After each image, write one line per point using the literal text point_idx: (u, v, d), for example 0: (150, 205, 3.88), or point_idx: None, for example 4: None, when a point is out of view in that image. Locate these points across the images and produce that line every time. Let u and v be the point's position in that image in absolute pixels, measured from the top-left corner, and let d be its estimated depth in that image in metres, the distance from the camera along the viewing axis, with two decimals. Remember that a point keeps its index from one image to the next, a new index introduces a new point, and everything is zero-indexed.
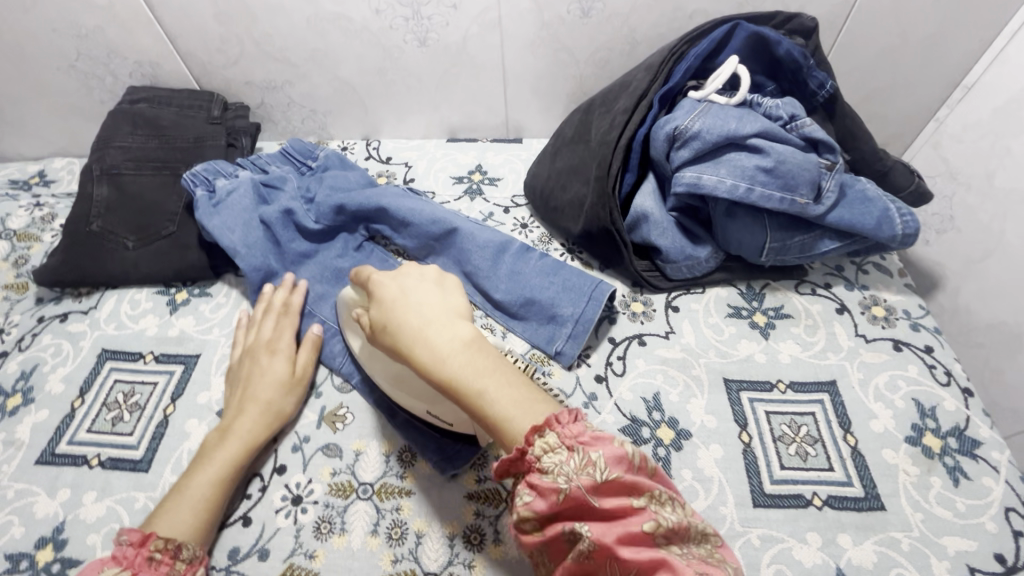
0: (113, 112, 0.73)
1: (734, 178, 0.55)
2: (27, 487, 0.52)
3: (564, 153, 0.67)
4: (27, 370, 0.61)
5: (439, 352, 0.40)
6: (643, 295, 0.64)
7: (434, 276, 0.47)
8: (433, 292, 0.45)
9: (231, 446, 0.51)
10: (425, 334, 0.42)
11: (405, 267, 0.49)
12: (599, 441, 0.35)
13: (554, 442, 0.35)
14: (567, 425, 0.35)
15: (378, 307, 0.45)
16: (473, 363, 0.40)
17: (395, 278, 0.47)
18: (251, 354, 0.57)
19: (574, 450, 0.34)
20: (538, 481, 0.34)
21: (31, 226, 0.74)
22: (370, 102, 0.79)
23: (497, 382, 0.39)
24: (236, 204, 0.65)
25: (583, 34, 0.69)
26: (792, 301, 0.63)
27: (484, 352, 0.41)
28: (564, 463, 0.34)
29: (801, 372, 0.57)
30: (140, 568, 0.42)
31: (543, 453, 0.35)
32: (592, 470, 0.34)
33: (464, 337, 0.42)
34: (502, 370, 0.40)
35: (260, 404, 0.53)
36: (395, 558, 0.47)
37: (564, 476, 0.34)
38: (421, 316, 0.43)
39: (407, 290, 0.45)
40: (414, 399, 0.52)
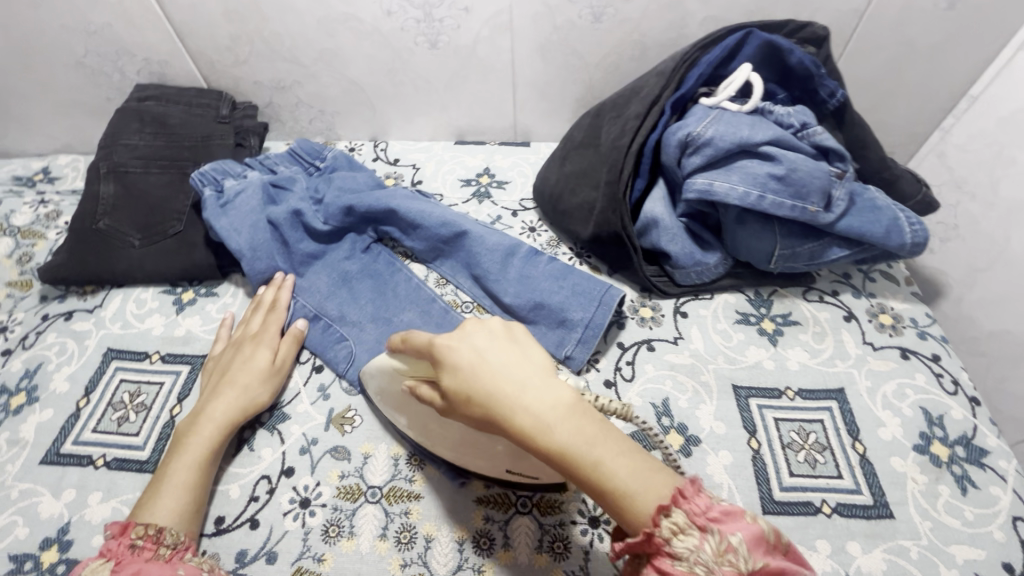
0: (121, 109, 0.73)
1: (746, 185, 0.55)
2: (31, 487, 0.52)
3: (574, 157, 0.68)
4: (32, 369, 0.60)
5: (544, 420, 0.35)
6: (652, 300, 0.64)
7: (505, 327, 0.40)
8: (513, 348, 0.39)
9: (204, 430, 0.51)
10: (524, 403, 0.36)
11: (465, 320, 0.41)
12: (732, 520, 0.32)
13: (682, 522, 0.32)
14: (694, 503, 0.33)
15: (454, 375, 0.38)
16: (584, 432, 0.35)
17: (463, 337, 0.40)
18: (237, 345, 0.58)
19: (707, 532, 0.32)
20: (673, 567, 0.32)
21: (35, 223, 0.73)
22: (378, 102, 0.78)
23: (615, 451, 0.34)
24: (245, 205, 0.65)
25: (594, 38, 0.69)
26: (800, 308, 0.63)
27: (590, 415, 0.36)
28: (699, 549, 0.31)
29: (810, 379, 0.57)
30: (123, 556, 0.42)
31: (674, 536, 0.32)
32: (732, 557, 0.31)
33: (566, 399, 0.36)
34: (612, 435, 0.35)
35: (233, 390, 0.54)
36: (403, 563, 0.47)
37: (702, 565, 0.31)
38: (513, 379, 0.37)
39: (483, 350, 0.39)
40: (491, 460, 0.46)
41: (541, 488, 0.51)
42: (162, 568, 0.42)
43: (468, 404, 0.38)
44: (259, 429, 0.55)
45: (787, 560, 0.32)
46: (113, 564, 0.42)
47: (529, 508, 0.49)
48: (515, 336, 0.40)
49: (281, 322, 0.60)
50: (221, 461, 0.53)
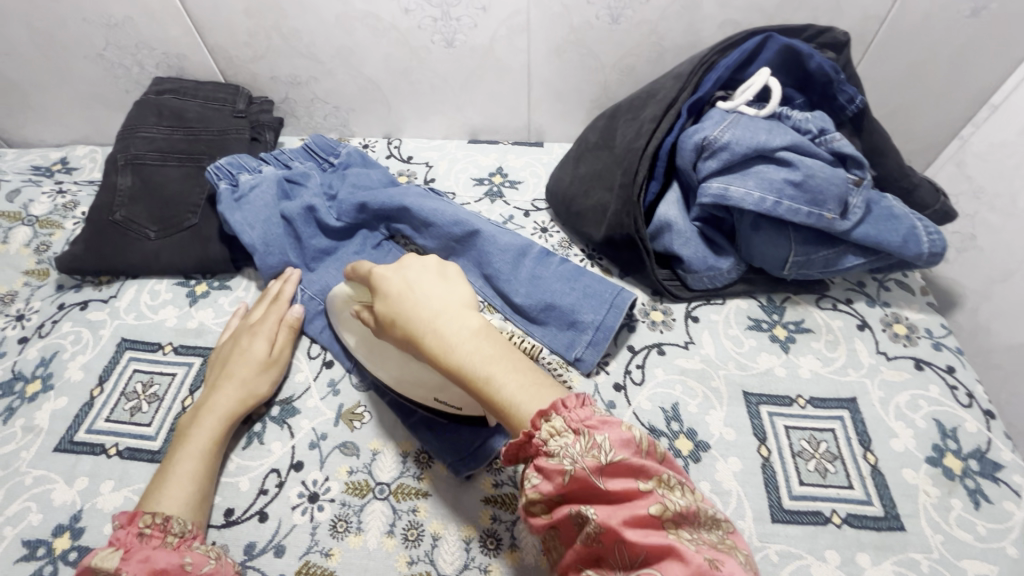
0: (140, 102, 0.73)
1: (762, 190, 0.55)
2: (45, 474, 0.52)
3: (587, 159, 0.68)
4: (47, 357, 0.61)
5: (447, 341, 0.40)
6: (663, 304, 0.64)
7: (438, 265, 0.46)
8: (438, 281, 0.44)
9: (207, 421, 0.52)
10: (435, 326, 0.41)
11: (406, 257, 0.48)
12: (606, 425, 0.35)
13: (560, 425, 0.35)
14: (573, 409, 0.36)
15: (385, 300, 0.45)
16: (480, 352, 0.39)
17: (398, 270, 0.46)
18: (238, 334, 0.59)
19: (579, 433, 0.35)
20: (545, 463, 0.35)
21: (53, 213, 0.74)
22: (393, 100, 0.79)
23: (506, 368, 0.39)
24: (259, 200, 0.65)
25: (610, 40, 0.69)
26: (813, 315, 0.62)
27: (492, 340, 0.40)
28: (571, 446, 0.34)
29: (822, 388, 0.57)
30: (132, 544, 0.43)
31: (550, 436, 0.35)
32: (596, 452, 0.34)
33: (473, 326, 0.41)
34: (508, 356, 0.40)
35: (236, 381, 0.54)
36: (410, 560, 0.47)
37: (569, 459, 0.34)
38: (429, 306, 0.42)
39: (411, 282, 0.44)
40: (417, 386, 0.52)
41: None
42: (174, 555, 0.43)
43: (393, 327, 0.44)
44: (268, 422, 0.55)
45: (654, 464, 0.35)
46: (123, 553, 0.42)
47: None
48: (444, 272, 0.45)
49: (281, 312, 0.60)
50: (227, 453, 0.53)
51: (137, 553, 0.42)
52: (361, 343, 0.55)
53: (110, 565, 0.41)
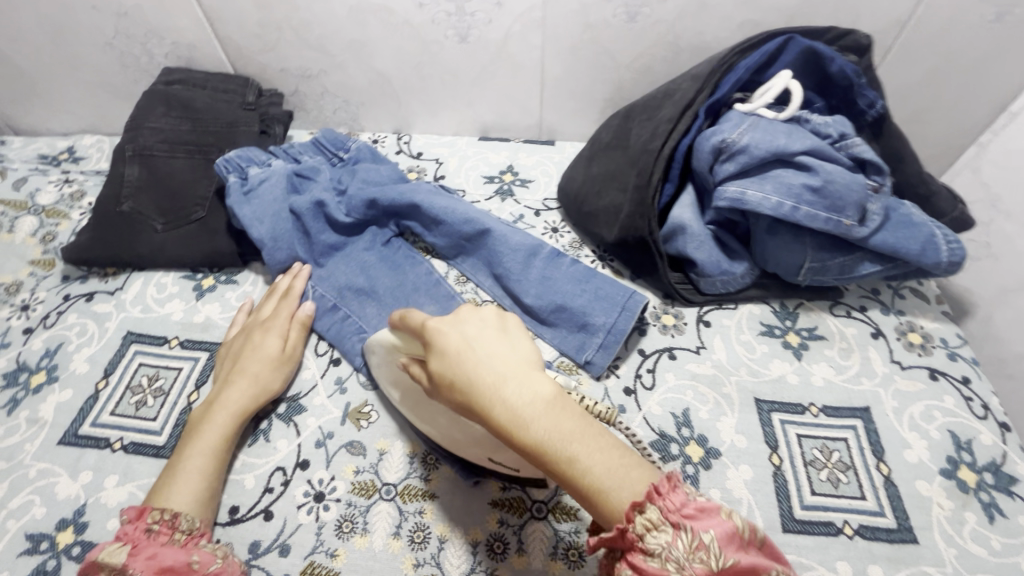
0: (148, 92, 0.73)
1: (780, 195, 0.54)
2: (49, 467, 0.52)
3: (600, 159, 0.67)
4: (52, 349, 0.60)
5: (521, 413, 0.35)
6: (674, 307, 0.63)
7: (498, 319, 0.41)
8: (500, 339, 0.39)
9: (217, 417, 0.51)
10: (503, 396, 0.36)
11: (461, 309, 0.42)
12: (706, 516, 0.32)
13: (657, 518, 0.32)
14: (669, 499, 0.32)
15: (440, 359, 0.39)
16: (558, 428, 0.35)
17: (454, 324, 0.41)
18: (249, 330, 0.59)
19: (681, 529, 0.31)
20: (645, 564, 0.32)
21: (60, 202, 0.73)
22: (404, 94, 0.78)
23: (592, 448, 0.34)
24: (268, 193, 0.65)
25: (626, 38, 0.68)
26: (827, 322, 0.62)
27: (568, 411, 0.36)
28: (672, 545, 0.31)
29: (835, 396, 0.56)
30: (140, 540, 0.43)
31: (647, 533, 0.32)
32: (703, 554, 0.31)
33: (547, 394, 0.36)
34: (592, 432, 0.35)
35: (246, 377, 0.54)
36: (416, 563, 0.47)
37: (673, 561, 0.31)
38: (494, 370, 0.37)
39: (471, 339, 0.39)
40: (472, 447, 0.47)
41: (558, 494, 0.50)
42: (181, 552, 0.43)
43: (451, 391, 0.38)
44: (274, 419, 0.55)
45: (761, 556, 0.31)
46: (130, 548, 0.42)
47: (544, 513, 0.49)
48: (506, 328, 0.41)
49: (291, 309, 0.60)
50: (235, 450, 0.53)
51: (145, 549, 0.42)
52: (400, 391, 0.51)
53: (117, 560, 0.41)
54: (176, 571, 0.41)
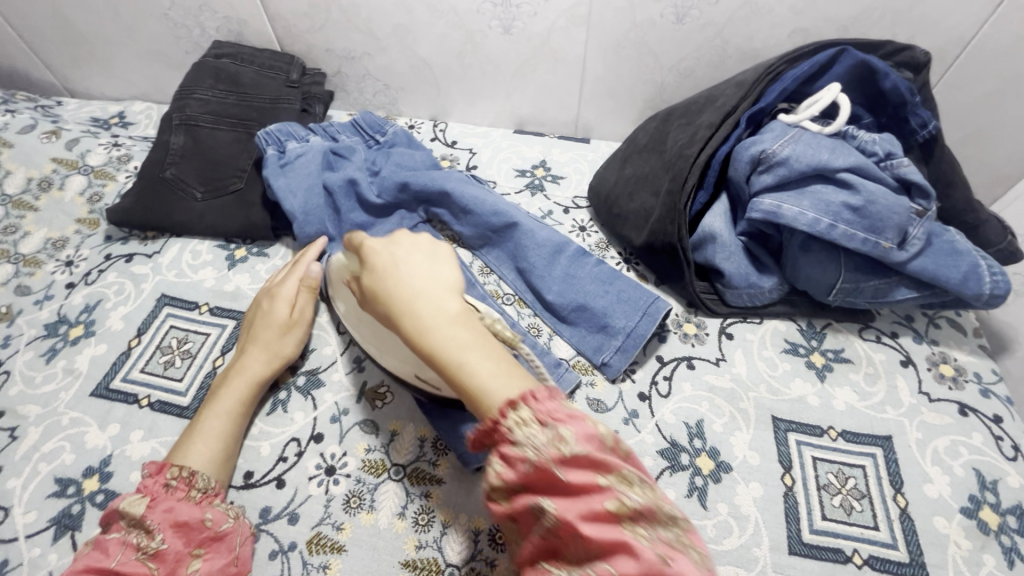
0: (198, 64, 0.75)
1: (817, 211, 0.52)
2: (80, 417, 0.54)
3: (634, 160, 0.66)
4: (91, 305, 0.63)
5: (425, 323, 0.39)
6: (697, 317, 0.62)
7: (428, 242, 0.45)
8: (425, 260, 0.43)
9: (233, 382, 0.53)
10: (413, 306, 0.40)
11: (399, 232, 0.46)
12: (571, 417, 0.34)
13: (526, 415, 0.34)
14: (540, 398, 0.35)
15: (368, 271, 0.44)
16: (457, 339, 0.38)
17: (387, 243, 0.45)
18: (262, 296, 0.60)
19: (544, 424, 0.33)
20: (508, 451, 0.34)
21: (108, 164, 0.75)
22: (443, 82, 0.78)
23: (482, 359, 0.38)
24: (303, 168, 0.66)
25: (672, 40, 0.67)
26: (854, 346, 0.60)
27: (471, 326, 0.39)
28: (533, 436, 0.33)
29: (856, 422, 0.55)
30: (158, 494, 0.44)
31: (515, 426, 0.34)
32: (560, 445, 0.33)
33: (453, 310, 0.40)
34: (486, 345, 0.39)
35: (260, 344, 0.56)
36: (418, 544, 0.48)
37: (531, 448, 0.33)
38: (409, 283, 0.41)
39: (397, 257, 0.43)
40: (404, 362, 0.50)
41: None
42: (197, 509, 0.44)
43: (374, 300, 0.43)
44: (292, 391, 0.56)
45: (619, 459, 0.34)
46: (149, 501, 0.44)
47: None
48: (436, 251, 0.45)
49: (300, 274, 0.61)
50: (253, 417, 0.54)
51: (163, 503, 0.44)
52: (356, 318, 0.55)
53: (137, 511, 0.43)
54: (190, 526, 0.43)
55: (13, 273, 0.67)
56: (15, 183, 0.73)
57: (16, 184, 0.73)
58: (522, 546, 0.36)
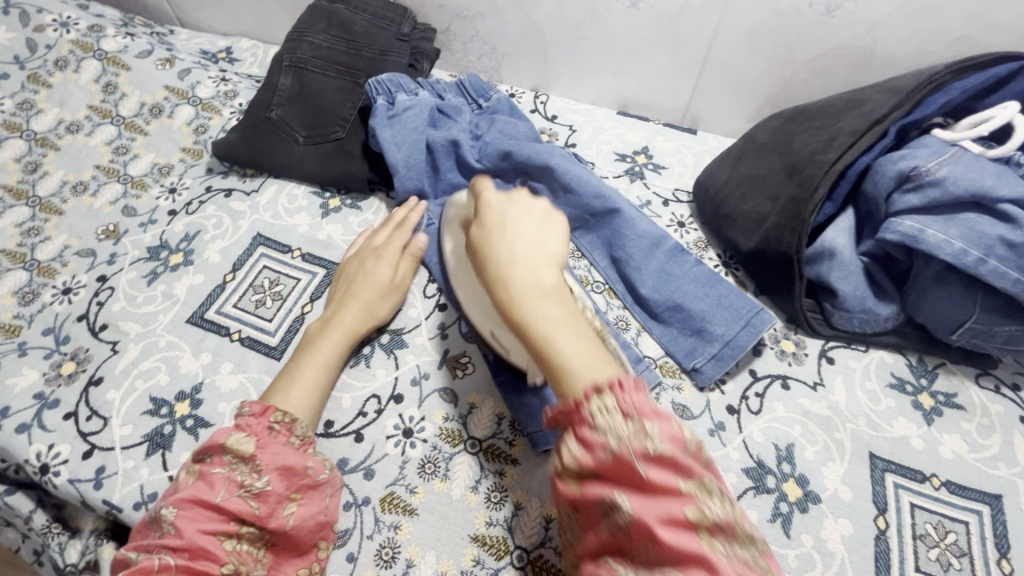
0: (313, 7, 0.74)
1: (965, 242, 0.47)
2: (176, 341, 0.56)
3: (751, 160, 0.62)
4: (191, 234, 0.65)
5: (517, 291, 0.40)
6: (797, 334, 0.59)
7: (543, 212, 0.45)
8: (535, 227, 0.44)
9: (331, 335, 0.54)
10: (510, 271, 0.41)
11: (517, 194, 0.47)
12: (659, 416, 0.34)
13: (610, 402, 0.35)
14: (629, 391, 0.35)
15: (479, 228, 0.45)
16: (547, 311, 0.39)
17: (504, 204, 0.46)
18: (364, 254, 0.60)
19: (628, 416, 0.34)
20: (587, 436, 0.35)
21: (215, 98, 0.76)
22: (553, 53, 0.75)
23: (568, 336, 0.38)
24: (410, 122, 0.64)
25: (816, 34, 0.61)
26: (969, 392, 0.55)
27: (563, 303, 0.39)
28: (618, 427, 0.34)
29: (963, 474, 0.51)
30: (262, 435, 0.45)
31: (597, 411, 0.35)
32: (644, 440, 0.33)
33: (550, 284, 0.40)
34: (575, 325, 0.38)
35: (360, 302, 0.56)
36: (489, 521, 0.47)
37: (614, 438, 0.34)
38: (512, 249, 0.42)
39: (509, 221, 0.44)
40: (485, 317, 0.53)
41: None
42: (298, 455, 0.45)
43: (478, 256, 0.43)
44: (376, 347, 0.56)
45: (699, 465, 0.34)
46: (255, 442, 0.45)
47: None
48: (547, 222, 0.45)
49: (404, 239, 0.61)
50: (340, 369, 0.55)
51: (269, 446, 0.45)
52: (457, 263, 0.57)
53: (244, 451, 0.44)
54: (293, 472, 0.44)
55: (121, 193, 0.69)
56: (129, 106, 0.75)
57: (130, 107, 0.75)
58: (582, 535, 0.37)
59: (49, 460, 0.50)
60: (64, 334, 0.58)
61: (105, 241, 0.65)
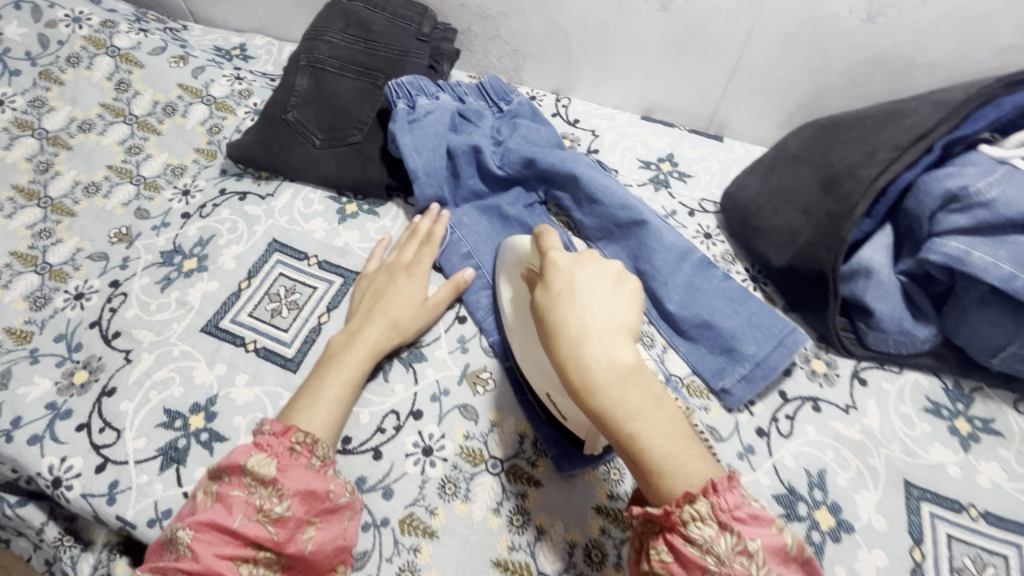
0: (331, 5, 0.72)
1: (1015, 265, 0.45)
2: (190, 351, 0.55)
3: (783, 171, 0.60)
4: (205, 239, 0.63)
5: (594, 376, 0.36)
6: (828, 353, 0.57)
7: (614, 277, 0.41)
8: (607, 297, 0.39)
9: (357, 352, 0.52)
10: (583, 353, 0.36)
11: (586, 253, 0.42)
12: (756, 524, 0.33)
13: (705, 512, 0.33)
14: (724, 497, 0.33)
15: (543, 292, 0.40)
16: (628, 401, 0.35)
17: (572, 267, 0.41)
18: (393, 270, 0.58)
19: (727, 529, 0.33)
20: (683, 549, 0.33)
21: (229, 97, 0.74)
22: (577, 55, 0.73)
23: (653, 429, 0.35)
24: (431, 126, 0.63)
25: (854, 40, 0.59)
26: (1008, 417, 0.53)
27: (643, 388, 0.36)
28: (716, 542, 0.32)
29: (1002, 505, 0.49)
30: (283, 457, 0.44)
31: (692, 522, 0.33)
32: (744, 556, 0.32)
33: (627, 363, 0.36)
34: (659, 412, 0.36)
35: (387, 317, 0.54)
36: (511, 546, 0.46)
37: (713, 555, 0.32)
38: (584, 324, 0.37)
39: (579, 289, 0.39)
40: (541, 377, 0.49)
41: None
42: (320, 479, 0.43)
43: (544, 326, 0.39)
44: (395, 361, 0.55)
45: (798, 573, 0.33)
46: (275, 463, 0.43)
47: None
48: (618, 288, 0.40)
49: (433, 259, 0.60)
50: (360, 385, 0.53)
51: (290, 468, 0.43)
52: (515, 314, 0.53)
53: (265, 473, 0.42)
54: (316, 496, 0.43)
55: (134, 195, 0.67)
56: (142, 105, 0.73)
57: (143, 106, 0.73)
58: None
59: (61, 473, 0.49)
60: (76, 341, 0.57)
61: (117, 244, 0.64)
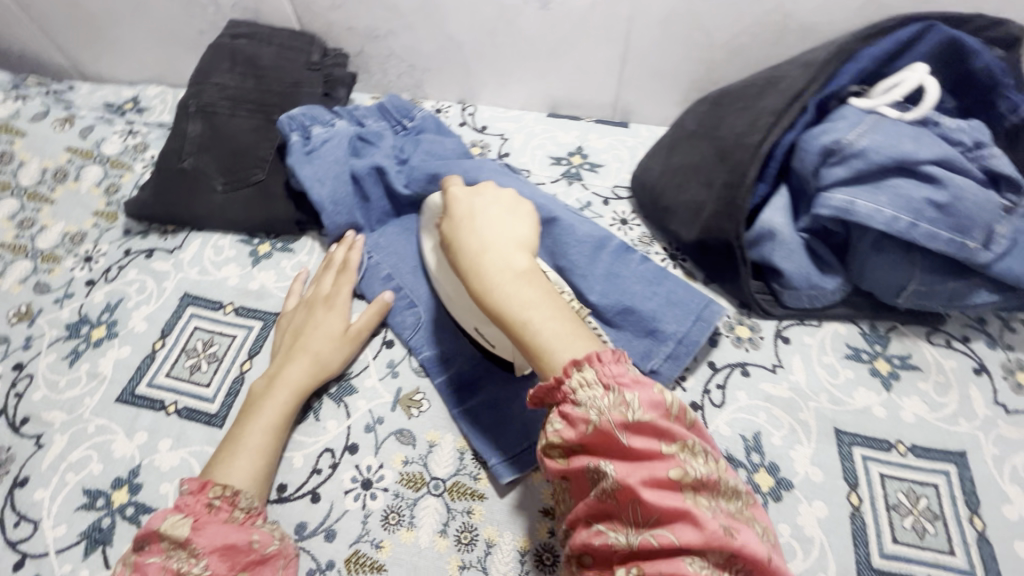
0: (214, 46, 0.70)
1: (897, 208, 0.47)
2: (106, 424, 0.52)
3: (682, 148, 0.61)
4: (112, 303, 0.60)
5: (490, 280, 0.42)
6: (750, 318, 0.58)
7: (509, 202, 0.47)
8: (501, 219, 0.46)
9: (280, 394, 0.51)
10: (480, 260, 0.43)
11: (484, 186, 0.49)
12: (637, 385, 0.36)
13: (590, 378, 0.36)
14: (607, 364, 0.36)
15: (449, 221, 0.47)
16: (521, 296, 0.40)
17: (469, 197, 0.48)
18: (312, 304, 0.57)
19: (609, 389, 0.35)
20: (571, 411, 0.36)
21: (124, 154, 0.72)
22: (473, 63, 0.73)
23: (542, 317, 0.39)
24: (329, 154, 0.62)
25: (728, 14, 0.61)
26: (923, 351, 0.55)
27: (535, 284, 0.41)
28: (598, 399, 0.35)
29: (926, 436, 0.51)
30: (201, 514, 0.43)
31: (579, 386, 0.36)
32: (624, 409, 0.35)
33: (520, 266, 0.42)
34: (550, 304, 0.40)
35: (307, 355, 0.53)
36: (462, 564, 0.45)
37: (596, 411, 0.35)
38: (481, 240, 0.44)
39: (476, 210, 0.46)
40: (464, 315, 0.53)
41: None
42: (242, 531, 0.43)
43: (450, 249, 0.46)
44: (324, 399, 0.53)
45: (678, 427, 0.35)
46: (193, 522, 0.42)
47: None
48: (514, 211, 0.47)
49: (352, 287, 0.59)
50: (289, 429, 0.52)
51: (207, 525, 0.42)
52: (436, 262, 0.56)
53: (179, 534, 0.41)
54: (238, 549, 0.42)
55: (32, 270, 0.64)
56: (29, 175, 0.70)
57: (30, 175, 0.70)
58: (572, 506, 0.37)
59: None
60: None
61: (18, 325, 0.60)
